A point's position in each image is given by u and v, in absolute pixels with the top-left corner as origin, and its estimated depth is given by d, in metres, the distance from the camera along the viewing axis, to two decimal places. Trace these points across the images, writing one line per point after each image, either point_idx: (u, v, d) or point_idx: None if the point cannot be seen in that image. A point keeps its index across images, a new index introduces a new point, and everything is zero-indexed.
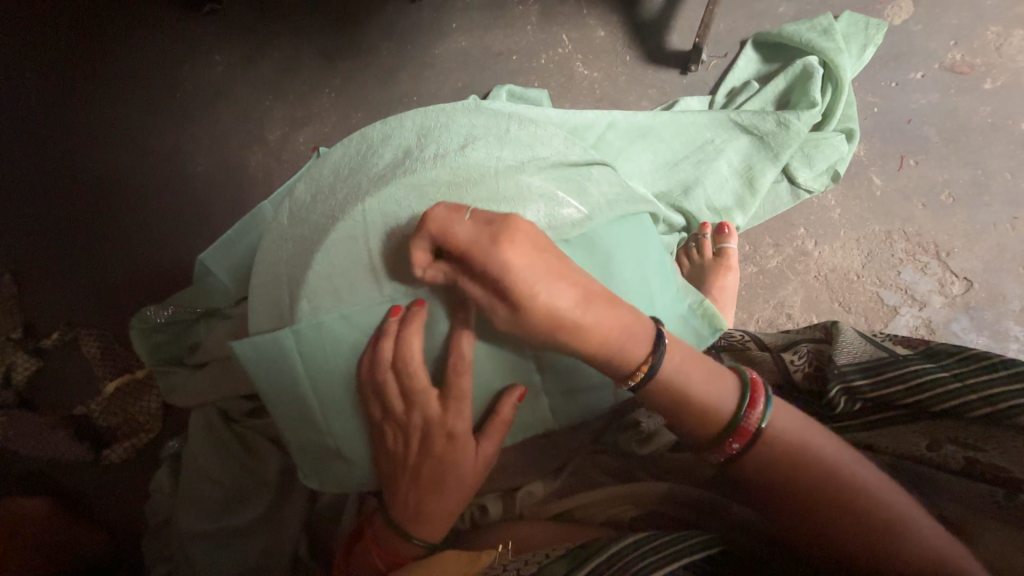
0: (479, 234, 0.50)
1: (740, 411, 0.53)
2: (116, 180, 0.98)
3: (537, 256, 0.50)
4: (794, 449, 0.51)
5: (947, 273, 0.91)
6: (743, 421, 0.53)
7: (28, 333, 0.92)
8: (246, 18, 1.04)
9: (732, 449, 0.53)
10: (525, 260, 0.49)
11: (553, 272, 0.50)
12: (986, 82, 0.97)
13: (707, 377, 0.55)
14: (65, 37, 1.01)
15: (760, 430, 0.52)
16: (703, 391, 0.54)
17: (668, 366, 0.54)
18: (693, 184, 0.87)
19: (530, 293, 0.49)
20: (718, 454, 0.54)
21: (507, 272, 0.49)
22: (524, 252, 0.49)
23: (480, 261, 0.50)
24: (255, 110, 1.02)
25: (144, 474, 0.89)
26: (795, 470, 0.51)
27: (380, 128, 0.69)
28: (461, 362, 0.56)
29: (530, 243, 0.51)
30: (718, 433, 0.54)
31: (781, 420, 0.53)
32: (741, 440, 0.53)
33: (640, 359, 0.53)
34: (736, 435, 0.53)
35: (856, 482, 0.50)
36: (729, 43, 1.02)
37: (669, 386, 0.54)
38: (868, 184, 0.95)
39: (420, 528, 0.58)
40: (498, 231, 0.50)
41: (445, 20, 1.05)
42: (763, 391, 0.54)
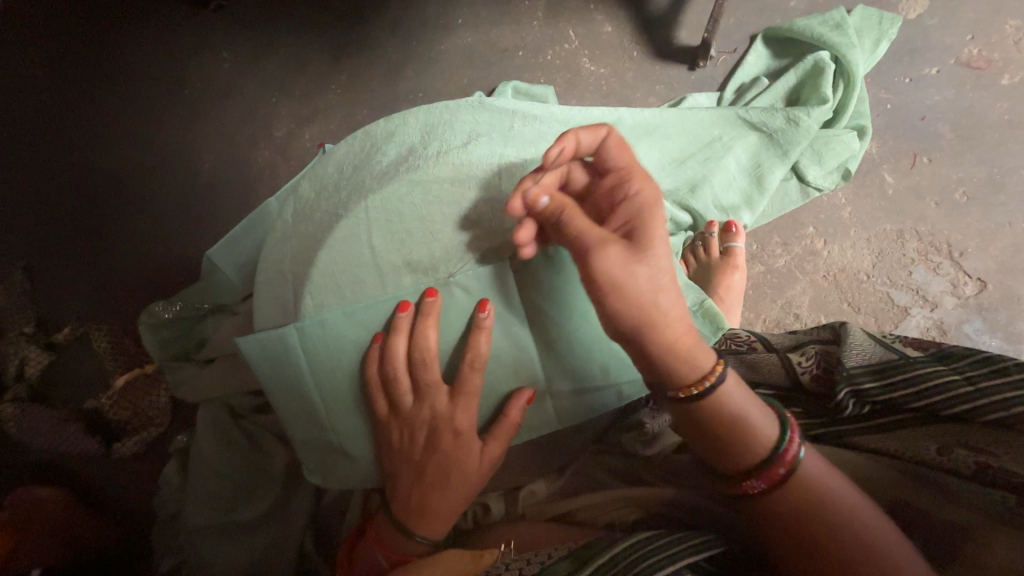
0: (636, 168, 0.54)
1: (786, 438, 0.51)
2: (126, 177, 0.99)
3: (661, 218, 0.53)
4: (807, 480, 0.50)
5: (960, 273, 0.90)
6: (789, 447, 0.50)
7: (40, 328, 0.94)
8: (253, 15, 1.04)
9: (777, 475, 0.50)
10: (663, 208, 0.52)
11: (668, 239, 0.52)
12: (1003, 78, 0.95)
13: (756, 401, 0.53)
14: (75, 34, 1.02)
15: (800, 457, 0.50)
16: (756, 415, 0.51)
17: (732, 381, 0.51)
18: (701, 181, 0.86)
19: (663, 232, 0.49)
20: (762, 483, 0.51)
21: (657, 203, 0.51)
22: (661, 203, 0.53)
23: (638, 181, 0.52)
24: (261, 107, 1.02)
25: (152, 468, 0.91)
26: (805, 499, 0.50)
27: (384, 125, 0.69)
28: (476, 360, 0.57)
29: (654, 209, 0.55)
30: (766, 459, 0.50)
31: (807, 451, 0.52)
32: (787, 466, 0.50)
33: (710, 367, 0.51)
34: (782, 461, 0.50)
35: (863, 522, 0.48)
36: (739, 38, 1.00)
37: (732, 404, 0.51)
38: (880, 182, 0.94)
39: (423, 527, 0.58)
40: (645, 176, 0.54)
41: (451, 16, 1.04)
42: (798, 423, 0.52)
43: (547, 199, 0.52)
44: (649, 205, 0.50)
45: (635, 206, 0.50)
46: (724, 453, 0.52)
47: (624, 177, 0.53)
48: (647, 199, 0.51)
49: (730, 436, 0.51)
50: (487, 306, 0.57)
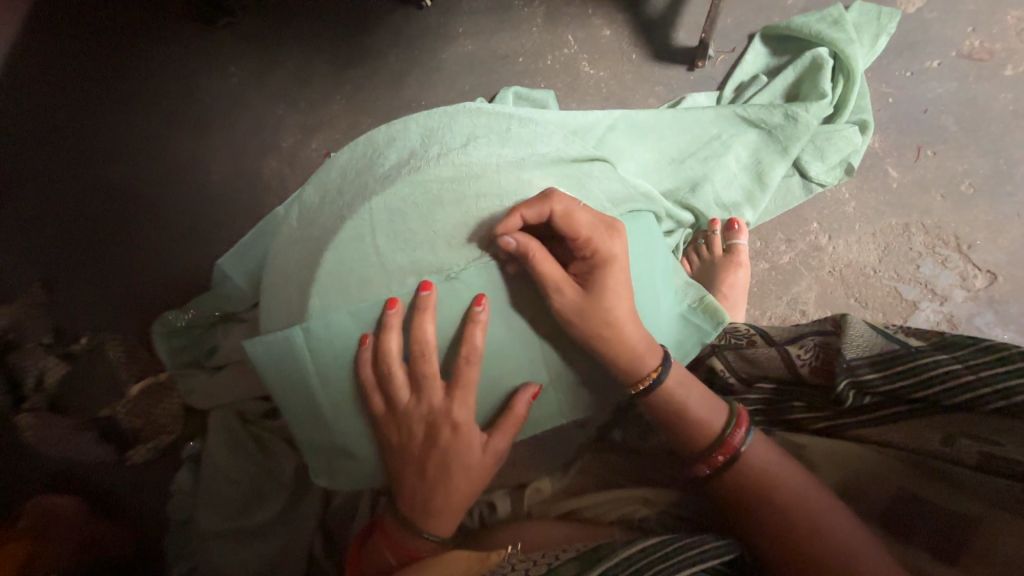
0: (602, 220, 0.58)
1: (727, 429, 0.56)
2: (139, 190, 1.02)
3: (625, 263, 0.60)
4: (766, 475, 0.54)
5: (969, 266, 0.88)
6: (729, 437, 0.56)
7: (58, 338, 0.96)
8: (260, 30, 1.07)
9: (717, 461, 0.56)
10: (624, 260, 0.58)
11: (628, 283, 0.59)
12: (1006, 69, 0.95)
13: (706, 396, 0.59)
14: (90, 54, 1.06)
15: (742, 446, 0.56)
16: (699, 407, 0.58)
17: (673, 379, 0.58)
18: (702, 180, 0.86)
19: (617, 285, 0.57)
20: (703, 467, 0.57)
21: (615, 262, 0.57)
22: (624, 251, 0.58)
23: (601, 241, 0.57)
24: (269, 119, 1.04)
25: (166, 474, 0.92)
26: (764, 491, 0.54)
27: (384, 131, 0.70)
28: (472, 354, 0.57)
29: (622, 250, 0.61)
30: (706, 446, 0.56)
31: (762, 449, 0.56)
32: (726, 454, 0.55)
33: (648, 370, 0.58)
34: (722, 449, 0.56)
35: (814, 512, 0.51)
36: (737, 37, 1.01)
37: (676, 398, 0.58)
38: (884, 176, 0.93)
39: (430, 525, 0.59)
40: (613, 227, 0.58)
41: (452, 25, 1.06)
42: (747, 417, 0.58)
43: (514, 245, 0.56)
44: (610, 263, 0.57)
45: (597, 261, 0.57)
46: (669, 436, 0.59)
47: (590, 234, 0.56)
48: (607, 258, 0.57)
49: (673, 425, 0.59)
50: (482, 301, 0.58)
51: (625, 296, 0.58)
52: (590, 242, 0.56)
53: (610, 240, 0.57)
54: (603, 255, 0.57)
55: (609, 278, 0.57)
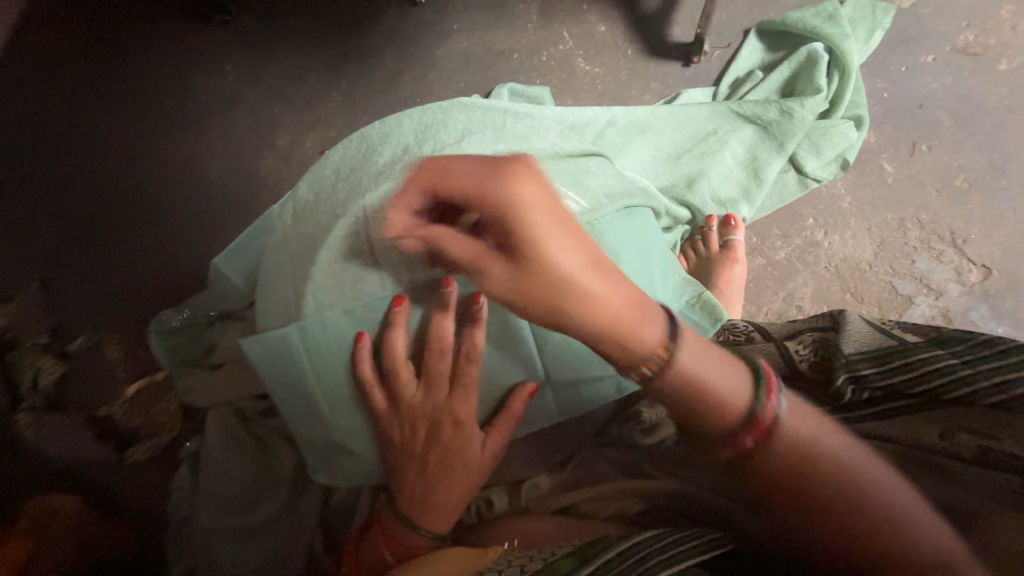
0: (496, 175, 0.53)
1: (758, 401, 0.52)
2: (135, 189, 1.01)
3: (546, 203, 0.52)
4: (822, 451, 0.50)
5: (964, 260, 0.89)
6: (759, 413, 0.51)
7: (54, 337, 0.96)
8: (254, 27, 1.07)
9: (746, 443, 0.52)
10: (534, 202, 0.51)
11: (565, 230, 0.52)
12: (1001, 63, 0.95)
13: (724, 365, 0.54)
14: (84, 52, 1.05)
15: (779, 421, 0.51)
16: (721, 383, 0.53)
17: (685, 355, 0.53)
18: (697, 176, 0.86)
19: (542, 235, 0.50)
20: (728, 448, 0.53)
21: (518, 210, 0.51)
22: (530, 192, 0.52)
23: (493, 195, 0.51)
24: (264, 117, 1.04)
25: (165, 474, 0.92)
26: (817, 469, 0.49)
27: (379, 128, 0.70)
28: (473, 352, 0.60)
29: (537, 187, 0.53)
30: (733, 427, 0.52)
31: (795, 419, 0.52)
32: (755, 435, 0.51)
33: (648, 345, 0.54)
34: (751, 429, 0.51)
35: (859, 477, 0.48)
36: (733, 33, 1.01)
37: (692, 376, 0.53)
38: (879, 171, 0.93)
39: (428, 521, 0.59)
40: (508, 172, 0.53)
41: (447, 21, 1.06)
42: (777, 384, 0.53)
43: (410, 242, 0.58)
44: (511, 214, 0.51)
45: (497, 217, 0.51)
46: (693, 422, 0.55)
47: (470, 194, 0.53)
48: (507, 208, 0.51)
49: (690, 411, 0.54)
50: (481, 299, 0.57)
51: (561, 249, 0.51)
52: (480, 206, 0.52)
53: (506, 190, 0.51)
54: (507, 205, 0.51)
55: (527, 226, 0.50)
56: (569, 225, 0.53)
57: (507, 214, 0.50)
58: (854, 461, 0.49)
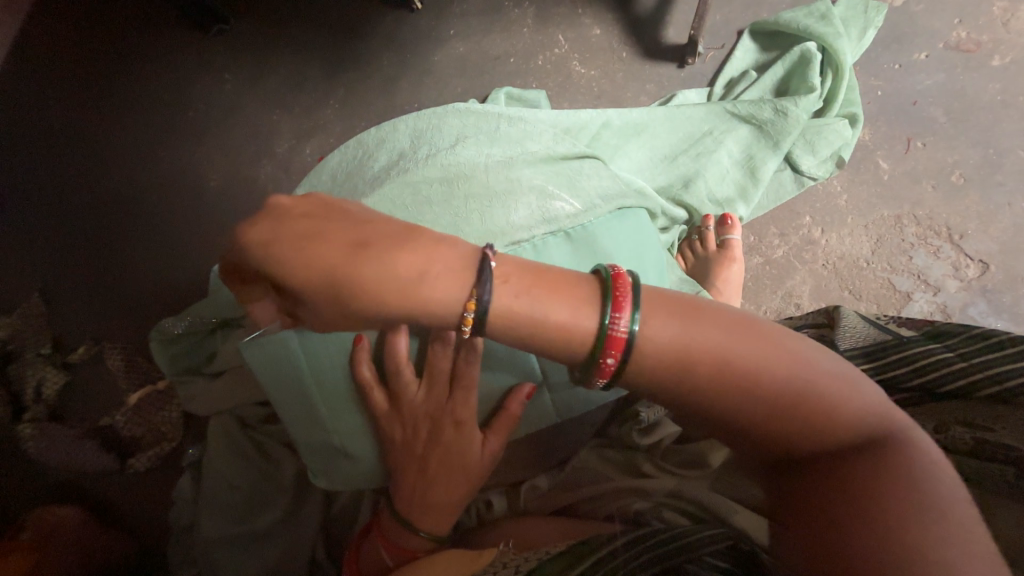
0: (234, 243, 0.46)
1: (604, 319, 0.42)
2: (135, 199, 1.02)
3: (289, 231, 0.43)
4: (722, 359, 0.41)
5: (961, 256, 0.89)
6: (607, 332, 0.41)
7: (57, 348, 0.96)
8: (251, 36, 1.08)
9: (610, 365, 0.42)
10: (272, 247, 0.42)
11: (307, 235, 0.42)
12: (994, 59, 0.95)
13: (563, 298, 0.42)
14: (83, 64, 1.06)
15: (635, 334, 0.41)
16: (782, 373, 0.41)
17: (691, 331, 0.42)
18: (693, 176, 0.86)
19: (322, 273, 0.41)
20: (603, 377, 0.43)
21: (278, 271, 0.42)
22: (259, 237, 0.43)
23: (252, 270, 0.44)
24: (262, 125, 1.05)
25: (168, 482, 0.92)
26: (732, 381, 0.41)
27: (374, 134, 0.71)
28: (471, 352, 0.55)
29: (273, 221, 0.43)
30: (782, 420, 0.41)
31: (667, 321, 0.42)
32: (615, 353, 0.42)
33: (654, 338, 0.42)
34: (609, 348, 0.42)
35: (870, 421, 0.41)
36: (727, 34, 1.02)
37: (513, 314, 0.42)
38: (875, 168, 0.94)
39: (426, 523, 0.59)
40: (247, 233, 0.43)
41: (442, 27, 1.07)
42: (628, 290, 0.42)
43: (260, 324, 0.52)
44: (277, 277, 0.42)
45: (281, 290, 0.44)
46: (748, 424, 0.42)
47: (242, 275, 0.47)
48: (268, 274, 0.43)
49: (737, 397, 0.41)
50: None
51: (324, 254, 0.42)
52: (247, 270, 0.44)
53: (238, 250, 0.44)
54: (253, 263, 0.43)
55: (287, 261, 0.42)
56: (321, 227, 0.43)
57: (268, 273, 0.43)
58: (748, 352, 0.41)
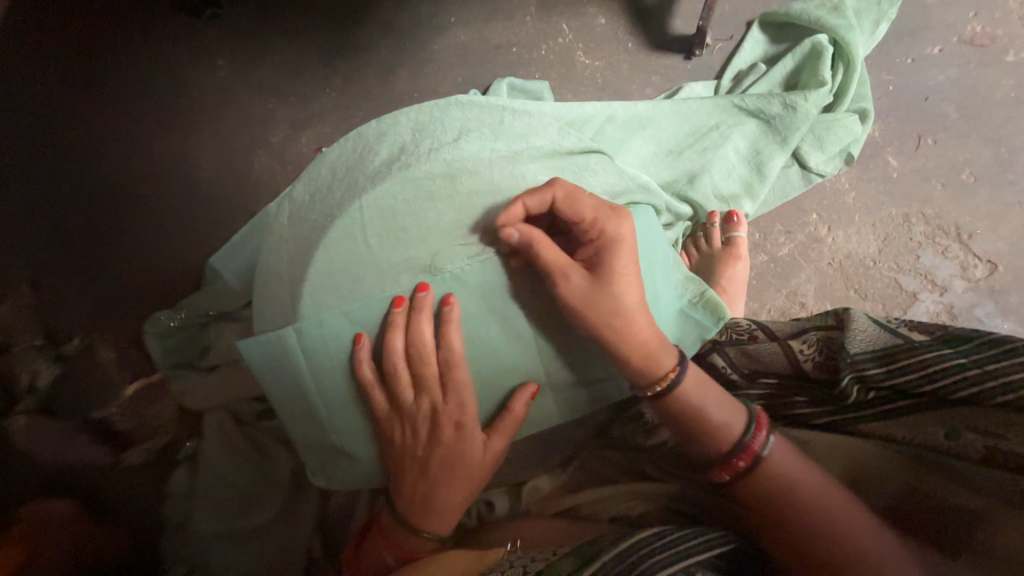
0: (602, 208, 0.56)
1: (748, 432, 0.53)
2: (128, 188, 1.00)
3: (632, 247, 0.57)
4: (814, 488, 0.51)
5: (970, 256, 0.88)
6: (750, 440, 0.53)
7: (48, 339, 0.92)
8: (247, 21, 1.05)
9: (738, 467, 0.53)
10: (633, 246, 0.56)
11: (637, 262, 0.57)
12: (1008, 55, 0.93)
13: (720, 402, 0.55)
14: (73, 47, 1.03)
15: (763, 455, 0.52)
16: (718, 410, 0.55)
17: (712, 400, 0.55)
18: (699, 171, 0.85)
19: (622, 272, 0.55)
20: (722, 473, 0.54)
21: (609, 240, 0.56)
22: (633, 240, 0.57)
23: (602, 224, 0.56)
24: (259, 113, 1.02)
25: (162, 477, 0.90)
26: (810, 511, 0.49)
27: (374, 126, 0.69)
28: (451, 357, 0.57)
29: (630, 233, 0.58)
30: (725, 451, 0.53)
31: (782, 451, 0.53)
32: (746, 460, 0.52)
33: (665, 369, 0.55)
34: (742, 454, 0.53)
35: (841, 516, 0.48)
36: (735, 25, 0.99)
37: (697, 388, 0.55)
38: (884, 166, 0.92)
39: (427, 523, 0.58)
40: (616, 214, 0.57)
41: (444, 14, 1.04)
42: (766, 420, 0.54)
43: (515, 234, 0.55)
44: (610, 245, 0.56)
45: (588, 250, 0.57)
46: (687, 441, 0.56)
47: (587, 220, 0.56)
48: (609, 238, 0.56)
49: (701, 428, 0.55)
50: (451, 301, 0.57)
51: (632, 278, 0.56)
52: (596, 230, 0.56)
53: (615, 225, 0.56)
54: (611, 242, 0.55)
55: (631, 263, 0.56)
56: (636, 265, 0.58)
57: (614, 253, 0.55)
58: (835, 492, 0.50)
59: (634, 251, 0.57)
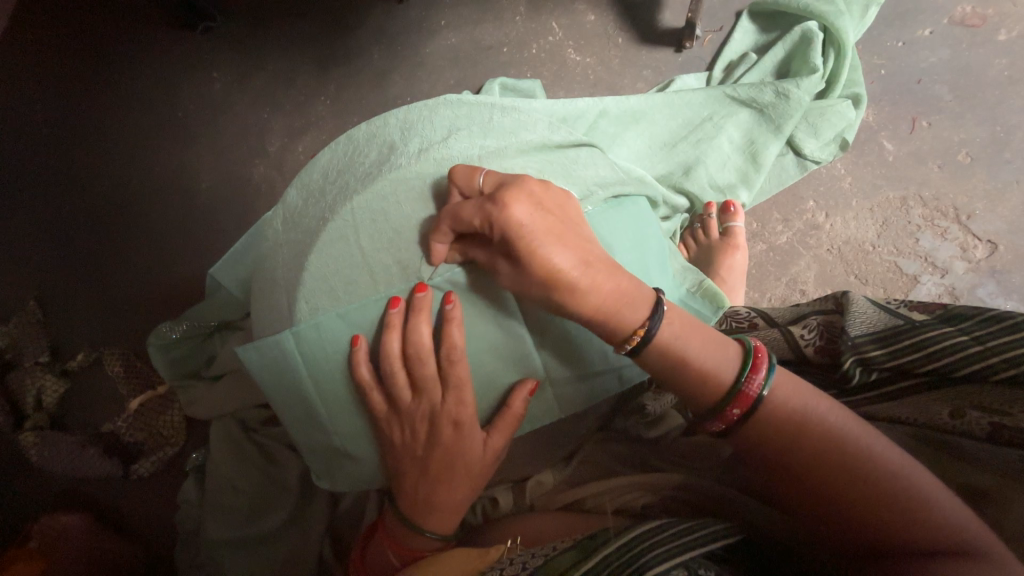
0: (484, 201, 0.52)
1: (741, 378, 0.51)
2: (128, 202, 1.01)
3: (539, 215, 0.51)
4: (832, 441, 0.48)
5: (969, 236, 0.87)
6: (745, 386, 0.51)
7: (55, 356, 0.95)
8: (239, 32, 1.06)
9: (733, 415, 0.51)
10: (528, 218, 0.50)
11: (552, 231, 0.51)
12: (1000, 34, 0.93)
13: (715, 352, 0.53)
14: (69, 67, 1.04)
15: (761, 399, 0.50)
16: (706, 361, 0.53)
17: (696, 342, 0.53)
18: (694, 163, 0.85)
19: (543, 245, 0.50)
20: (716, 423, 0.53)
21: (508, 228, 0.50)
22: (527, 211, 0.51)
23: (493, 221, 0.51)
24: (254, 123, 1.03)
25: (172, 486, 0.92)
26: (815, 467, 0.48)
27: (365, 129, 0.69)
28: (453, 353, 0.56)
29: (533, 203, 0.52)
30: (719, 401, 0.52)
31: (787, 394, 0.51)
32: (742, 406, 0.51)
33: (638, 322, 0.52)
34: (738, 401, 0.51)
35: (866, 460, 0.47)
36: (724, 16, 1.00)
37: (672, 346, 0.53)
38: (879, 150, 0.92)
39: (429, 522, 0.59)
40: (501, 193, 0.52)
41: (434, 17, 1.04)
42: (767, 359, 0.52)
43: (450, 305, 0.56)
44: (513, 232, 0.50)
45: (501, 243, 0.52)
46: (682, 394, 0.54)
47: (477, 224, 0.52)
48: (507, 225, 0.50)
49: (694, 384, 0.53)
50: (452, 298, 0.57)
51: (561, 247, 0.51)
52: (487, 223, 0.52)
53: (506, 203, 0.51)
54: (500, 222, 0.50)
55: (534, 238, 0.50)
56: (561, 230, 0.52)
57: (511, 236, 0.50)
58: (857, 443, 0.48)
59: (560, 207, 0.54)
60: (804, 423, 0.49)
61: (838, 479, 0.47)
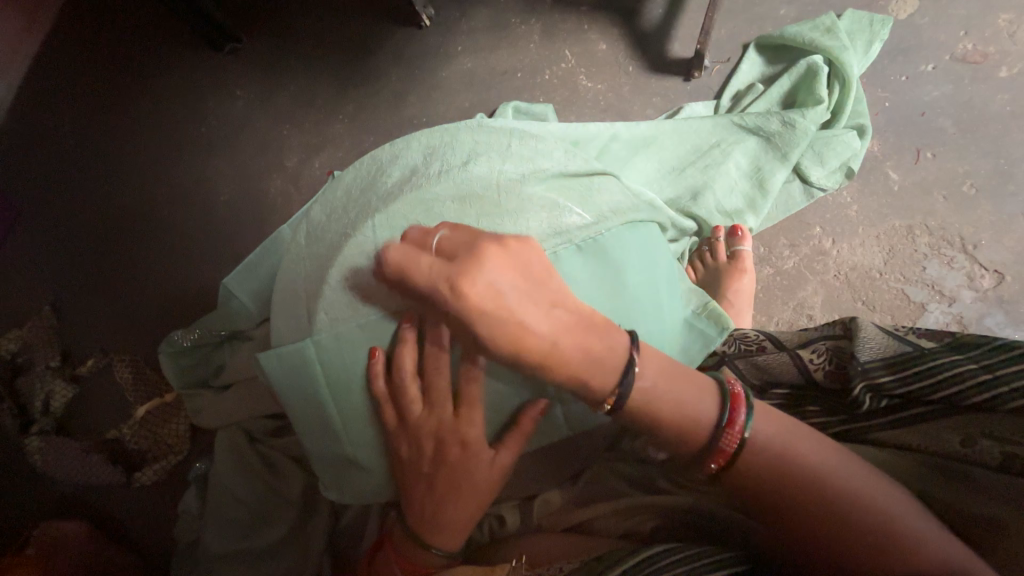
0: (437, 280, 0.51)
1: (720, 430, 0.51)
2: (147, 213, 1.03)
3: (495, 290, 0.50)
4: (829, 484, 0.48)
5: (976, 266, 0.88)
6: (723, 441, 0.51)
7: (65, 361, 0.96)
8: (263, 53, 1.10)
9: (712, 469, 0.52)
10: (486, 301, 0.50)
11: (514, 304, 0.51)
12: (1002, 70, 0.95)
13: (691, 400, 0.53)
14: (99, 83, 1.09)
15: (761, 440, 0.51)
16: (683, 411, 0.53)
17: (670, 401, 0.52)
18: (702, 188, 0.87)
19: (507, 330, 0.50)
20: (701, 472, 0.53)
21: (467, 313, 0.50)
22: (483, 292, 0.50)
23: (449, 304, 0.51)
24: (273, 140, 1.06)
25: (173, 495, 0.91)
26: (813, 501, 0.48)
27: (389, 149, 0.72)
28: (470, 371, 0.57)
29: (489, 275, 0.51)
30: (699, 453, 0.52)
31: (778, 434, 0.51)
32: (720, 462, 0.51)
33: (609, 388, 0.52)
34: (716, 457, 0.51)
35: (855, 492, 0.47)
36: (732, 48, 1.03)
37: (647, 409, 0.53)
38: (885, 179, 0.93)
39: (436, 538, 0.59)
40: (455, 273, 0.50)
41: (451, 43, 1.08)
42: (746, 406, 0.52)
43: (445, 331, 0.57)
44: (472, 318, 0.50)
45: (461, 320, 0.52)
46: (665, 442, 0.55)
47: (433, 301, 0.52)
48: (465, 311, 0.50)
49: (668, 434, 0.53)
50: None
51: (528, 322, 0.50)
52: (443, 303, 0.51)
53: (460, 288, 0.50)
54: (458, 308, 0.50)
55: (500, 322, 0.50)
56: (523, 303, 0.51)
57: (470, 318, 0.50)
58: (846, 475, 0.48)
59: (523, 271, 0.52)
60: (785, 453, 0.50)
61: (827, 515, 0.47)
